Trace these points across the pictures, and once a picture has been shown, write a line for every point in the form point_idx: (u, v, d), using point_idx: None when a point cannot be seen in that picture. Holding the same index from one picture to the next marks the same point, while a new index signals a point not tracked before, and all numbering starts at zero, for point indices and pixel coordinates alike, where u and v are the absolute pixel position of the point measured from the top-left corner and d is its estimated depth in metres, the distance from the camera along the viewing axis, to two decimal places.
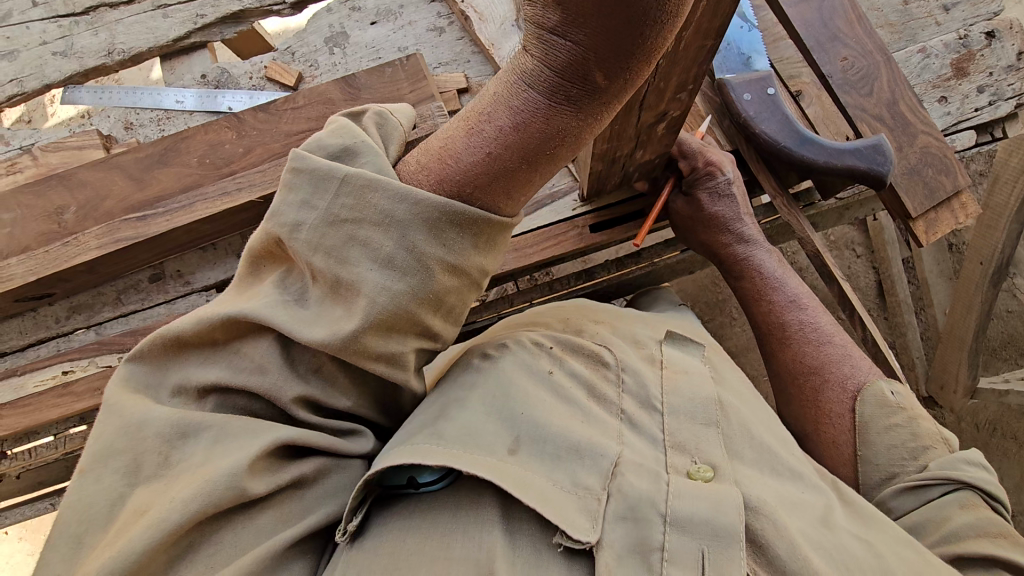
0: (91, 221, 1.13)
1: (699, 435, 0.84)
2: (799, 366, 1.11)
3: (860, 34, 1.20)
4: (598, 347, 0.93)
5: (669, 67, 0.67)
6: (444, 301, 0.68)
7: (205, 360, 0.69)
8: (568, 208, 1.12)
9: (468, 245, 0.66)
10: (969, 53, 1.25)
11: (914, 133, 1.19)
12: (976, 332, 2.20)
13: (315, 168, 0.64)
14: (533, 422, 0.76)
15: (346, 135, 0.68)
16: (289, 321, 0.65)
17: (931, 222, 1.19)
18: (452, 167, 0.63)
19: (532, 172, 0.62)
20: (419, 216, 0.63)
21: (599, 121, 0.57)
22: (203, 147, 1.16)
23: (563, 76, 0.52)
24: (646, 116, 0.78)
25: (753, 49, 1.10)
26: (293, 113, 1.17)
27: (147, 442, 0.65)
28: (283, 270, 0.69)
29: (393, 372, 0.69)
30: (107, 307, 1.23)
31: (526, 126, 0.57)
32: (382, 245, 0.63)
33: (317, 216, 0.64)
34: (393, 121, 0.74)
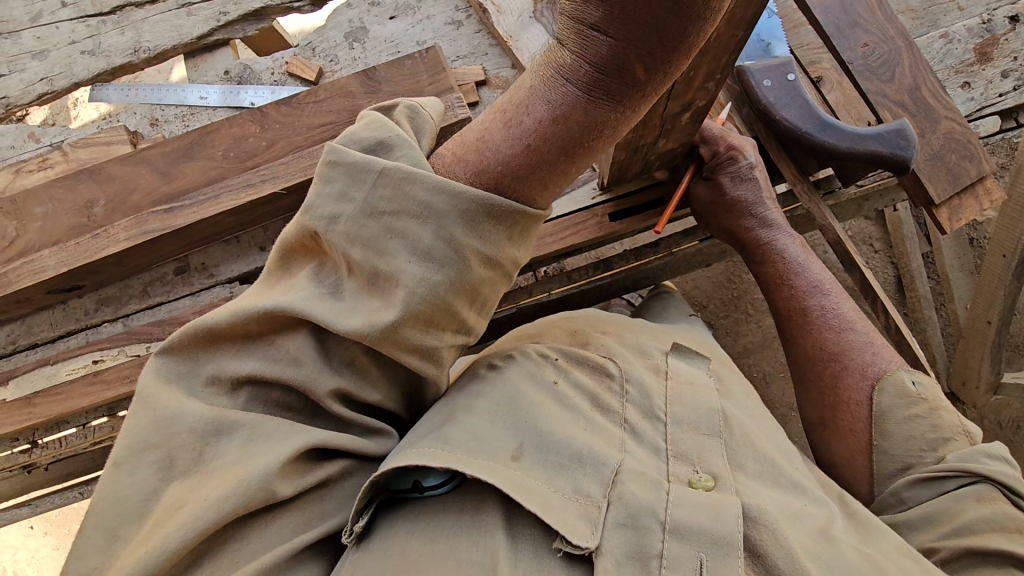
0: (120, 214, 1.16)
1: (702, 444, 0.82)
2: (818, 352, 1.10)
3: (881, 20, 1.20)
4: (603, 358, 0.91)
5: (698, 56, 0.66)
6: (479, 293, 0.68)
7: (241, 352, 0.69)
8: (587, 197, 1.12)
9: (502, 238, 0.65)
10: (993, 38, 1.23)
11: (937, 118, 1.18)
12: (998, 326, 2.18)
13: (350, 162, 0.64)
14: (537, 429, 0.76)
15: (381, 128, 0.67)
16: (329, 312, 0.64)
17: (954, 209, 1.18)
18: (488, 161, 0.62)
19: (569, 165, 0.61)
20: (459, 208, 0.62)
21: (638, 111, 0.56)
22: (228, 141, 1.18)
23: (607, 66, 0.51)
24: (672, 105, 0.77)
25: (773, 35, 1.09)
26: (315, 106, 1.18)
27: (180, 436, 0.65)
28: (319, 264, 0.68)
29: (427, 366, 0.69)
30: (134, 300, 1.26)
31: (567, 117, 0.56)
32: (422, 237, 0.63)
33: (355, 209, 0.63)
34: (425, 116, 0.73)
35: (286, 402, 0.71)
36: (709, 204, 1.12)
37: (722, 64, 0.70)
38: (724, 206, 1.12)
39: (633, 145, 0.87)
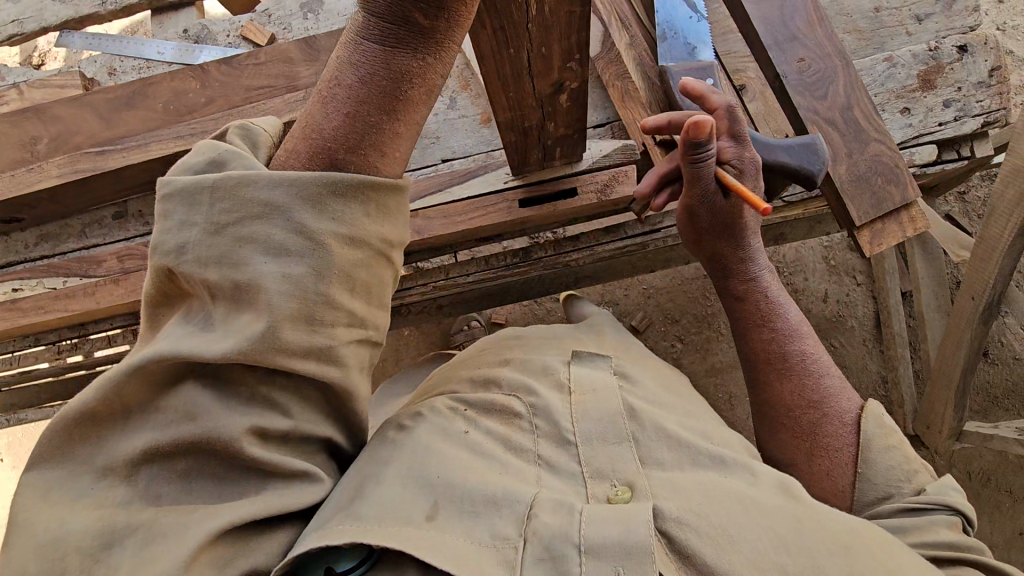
0: (60, 152, 1.22)
1: (614, 457, 0.76)
2: (796, 400, 1.03)
3: (819, 36, 1.19)
4: (508, 397, 0.84)
5: (542, 33, 0.70)
6: (354, 277, 0.59)
7: (121, 431, 0.58)
8: (500, 181, 1.16)
9: (361, 214, 0.58)
10: (938, 65, 1.21)
11: (866, 140, 1.16)
12: (964, 371, 1.94)
13: (182, 188, 0.55)
14: (448, 480, 0.70)
15: (210, 149, 0.58)
16: (198, 345, 0.55)
17: (876, 233, 1.16)
18: (317, 134, 0.56)
19: (397, 128, 0.57)
20: (305, 196, 0.55)
21: (438, 64, 0.57)
22: (168, 93, 1.23)
23: (389, 16, 0.53)
24: (541, 84, 0.82)
25: (699, 40, 1.10)
26: (254, 68, 1.22)
27: (64, 562, 0.53)
28: (183, 308, 0.58)
29: (327, 370, 0.59)
30: (71, 239, 1.30)
31: (373, 74, 0.55)
32: (273, 235, 0.55)
33: (198, 232, 0.54)
34: (259, 128, 0.64)
35: (189, 472, 0.59)
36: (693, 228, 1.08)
37: (575, 44, 0.74)
38: (715, 229, 1.06)
39: (520, 126, 0.90)
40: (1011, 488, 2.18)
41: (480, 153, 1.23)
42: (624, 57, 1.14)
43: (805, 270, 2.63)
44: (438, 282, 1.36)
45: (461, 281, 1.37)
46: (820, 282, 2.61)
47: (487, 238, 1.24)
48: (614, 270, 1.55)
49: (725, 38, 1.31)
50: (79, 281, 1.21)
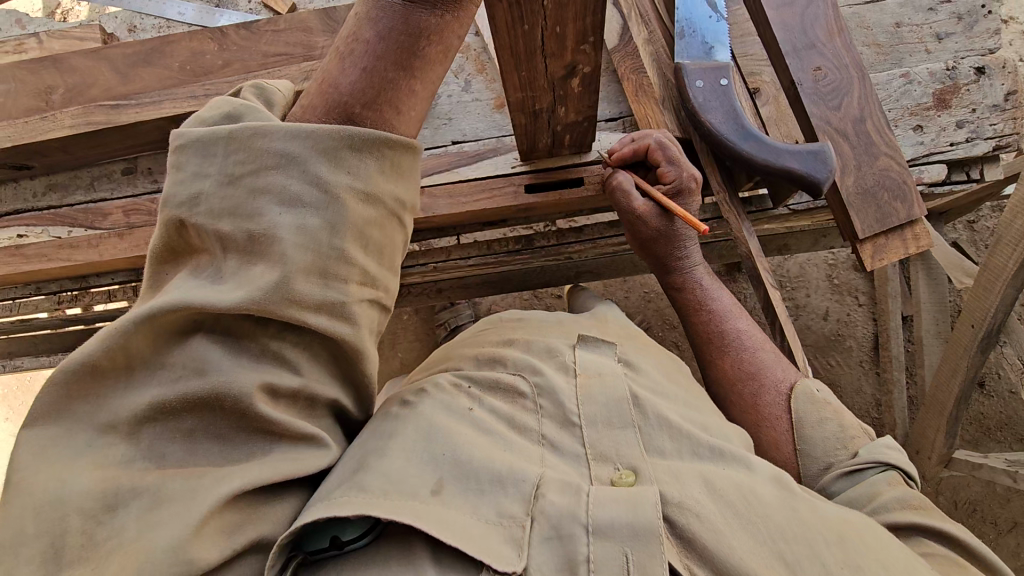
0: (75, 103, 1.23)
1: (618, 440, 0.82)
2: (734, 378, 1.10)
3: (838, 47, 1.19)
4: (514, 375, 0.89)
5: (557, 8, 0.70)
6: (367, 236, 0.60)
7: (126, 388, 0.56)
8: (508, 165, 1.16)
9: (375, 170, 0.59)
10: (955, 85, 1.20)
11: (876, 154, 1.16)
12: (958, 400, 1.93)
13: (197, 139, 0.55)
14: (453, 457, 0.73)
15: (224, 105, 0.58)
16: (208, 296, 0.54)
17: (879, 247, 1.16)
18: (335, 89, 0.57)
19: (413, 85, 0.58)
20: (320, 148, 0.56)
21: (455, 22, 0.57)
22: (186, 53, 1.24)
23: None
24: (555, 65, 0.83)
25: (717, 40, 1.10)
26: (272, 35, 1.23)
27: (66, 521, 0.51)
28: (191, 265, 0.58)
29: (336, 327, 0.59)
30: (80, 190, 1.29)
31: (392, 30, 0.55)
32: (287, 186, 0.55)
33: (214, 182, 0.54)
34: (273, 90, 0.65)
35: (194, 432, 0.58)
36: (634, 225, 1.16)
37: (590, 25, 0.75)
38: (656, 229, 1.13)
39: (531, 108, 0.91)
40: (996, 520, 2.16)
41: (491, 137, 1.22)
42: (641, 51, 1.15)
43: (807, 286, 2.62)
44: (442, 264, 1.37)
45: (463, 265, 1.37)
46: (822, 300, 2.60)
47: (493, 222, 1.25)
48: (617, 267, 1.56)
49: (743, 40, 1.30)
50: (83, 232, 1.22)
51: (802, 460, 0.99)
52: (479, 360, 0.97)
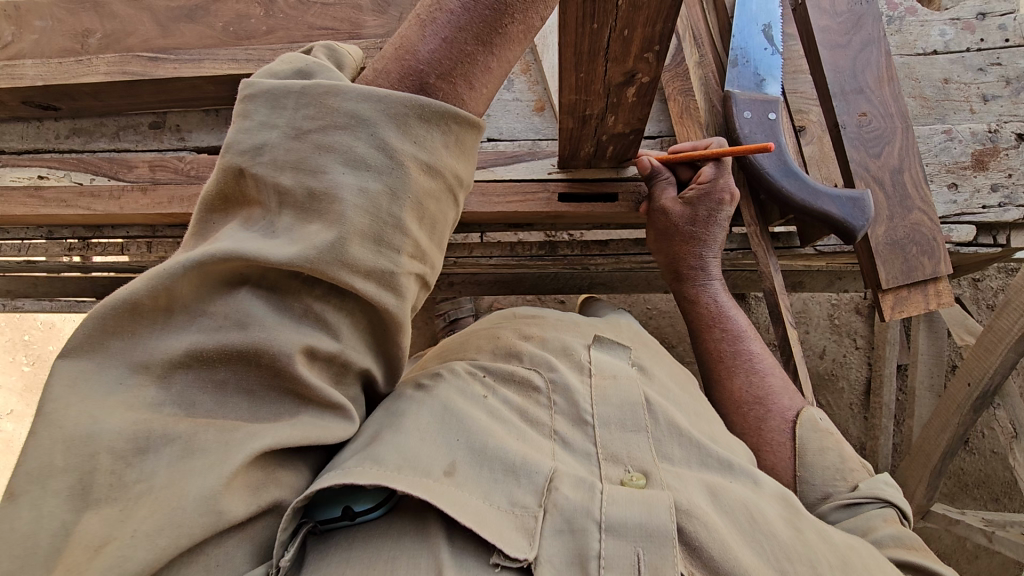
0: (110, 50, 1.20)
1: (630, 444, 0.82)
2: (740, 399, 1.10)
3: (886, 95, 1.19)
4: (529, 370, 0.90)
5: (631, 12, 0.68)
6: (424, 209, 0.58)
7: (163, 329, 0.55)
8: (544, 171, 1.15)
9: (441, 144, 0.57)
10: (995, 148, 1.21)
11: (909, 207, 1.16)
12: (943, 455, 1.93)
13: (268, 90, 0.54)
14: (469, 444, 0.73)
15: (297, 61, 0.57)
16: (262, 249, 0.52)
17: (900, 300, 1.15)
18: (413, 56, 0.56)
19: (490, 60, 0.58)
20: (390, 113, 0.55)
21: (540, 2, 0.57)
22: (230, 15, 1.22)
23: None
24: (614, 71, 0.81)
25: (770, 72, 1.10)
26: (321, 8, 1.22)
27: (94, 460, 0.50)
28: (243, 215, 0.56)
29: (383, 296, 0.57)
30: (104, 139, 1.27)
31: (476, 4, 0.55)
32: (354, 147, 0.54)
33: (280, 134, 0.53)
34: (344, 52, 0.64)
35: (225, 385, 0.57)
36: (665, 225, 1.12)
37: (658, 34, 0.73)
38: (678, 229, 1.12)
39: (581, 113, 0.90)
40: None
41: (527, 139, 1.22)
42: (691, 74, 1.14)
43: (808, 322, 2.62)
44: (461, 258, 1.36)
45: (483, 261, 1.35)
46: (821, 338, 2.61)
47: (520, 224, 1.23)
48: (629, 281, 1.57)
49: (794, 76, 1.30)
50: (106, 181, 1.18)
51: (800, 486, 0.98)
52: (495, 354, 0.97)
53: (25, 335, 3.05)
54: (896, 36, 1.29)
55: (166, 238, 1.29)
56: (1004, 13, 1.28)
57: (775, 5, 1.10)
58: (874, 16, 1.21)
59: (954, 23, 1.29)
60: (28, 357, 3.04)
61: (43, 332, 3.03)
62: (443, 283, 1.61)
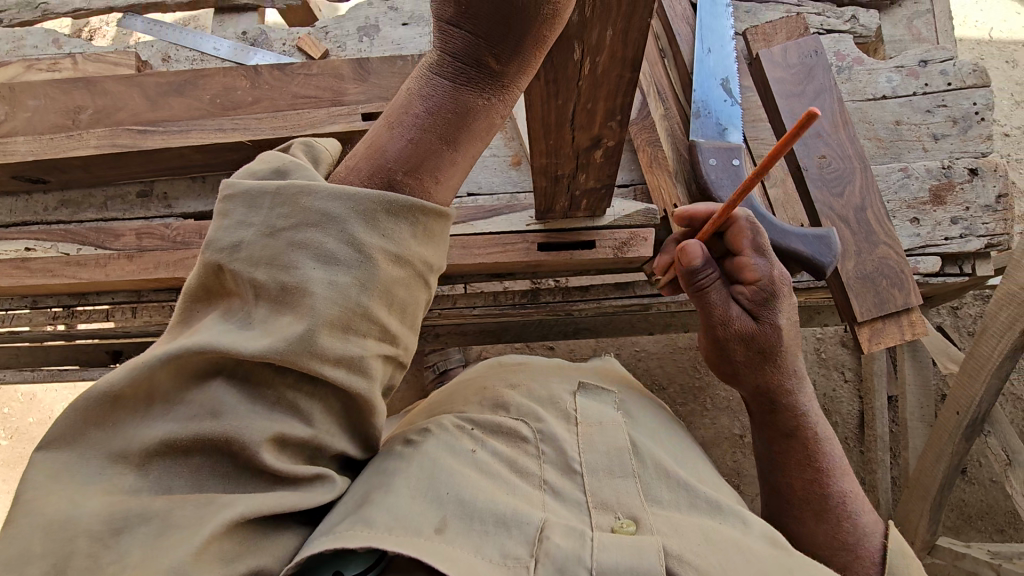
0: (101, 124, 1.25)
1: (619, 490, 0.82)
2: (828, 540, 0.86)
3: (842, 138, 1.26)
4: (516, 421, 0.90)
5: (591, 88, 0.72)
6: (393, 295, 0.59)
7: (141, 419, 0.55)
8: (522, 222, 1.18)
9: (408, 234, 0.59)
10: (949, 183, 1.28)
11: (876, 242, 1.21)
12: (941, 486, 1.91)
13: (246, 190, 0.56)
14: (458, 497, 0.73)
15: (275, 159, 0.60)
16: (236, 342, 0.54)
17: (876, 332, 1.18)
18: (381, 155, 0.58)
19: (456, 157, 0.59)
20: (359, 210, 0.56)
21: (503, 104, 0.58)
22: (218, 88, 1.27)
23: (461, 60, 0.54)
24: (580, 136, 0.85)
25: (730, 122, 1.16)
26: (305, 78, 1.28)
27: (72, 543, 0.50)
28: (223, 306, 0.58)
29: (354, 381, 0.58)
30: (92, 209, 1.31)
31: (437, 109, 0.56)
32: (324, 242, 0.55)
33: (255, 232, 0.55)
34: (321, 147, 0.66)
35: (204, 462, 0.57)
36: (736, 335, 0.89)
37: (619, 105, 0.77)
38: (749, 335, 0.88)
39: (552, 172, 0.94)
40: None
41: (505, 193, 1.27)
42: (657, 127, 1.21)
43: None
44: (445, 309, 1.38)
45: (467, 312, 1.38)
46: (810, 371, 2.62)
47: (503, 275, 1.26)
48: (613, 325, 1.60)
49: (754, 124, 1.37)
50: (94, 250, 1.20)
51: None
52: (482, 404, 0.97)
53: (4, 408, 2.97)
54: (847, 83, 1.37)
55: (150, 302, 1.29)
56: (945, 59, 1.36)
57: (729, 62, 1.20)
58: (824, 67, 1.29)
59: (898, 70, 1.37)
60: (6, 431, 2.96)
61: (24, 404, 2.96)
62: (430, 335, 1.62)
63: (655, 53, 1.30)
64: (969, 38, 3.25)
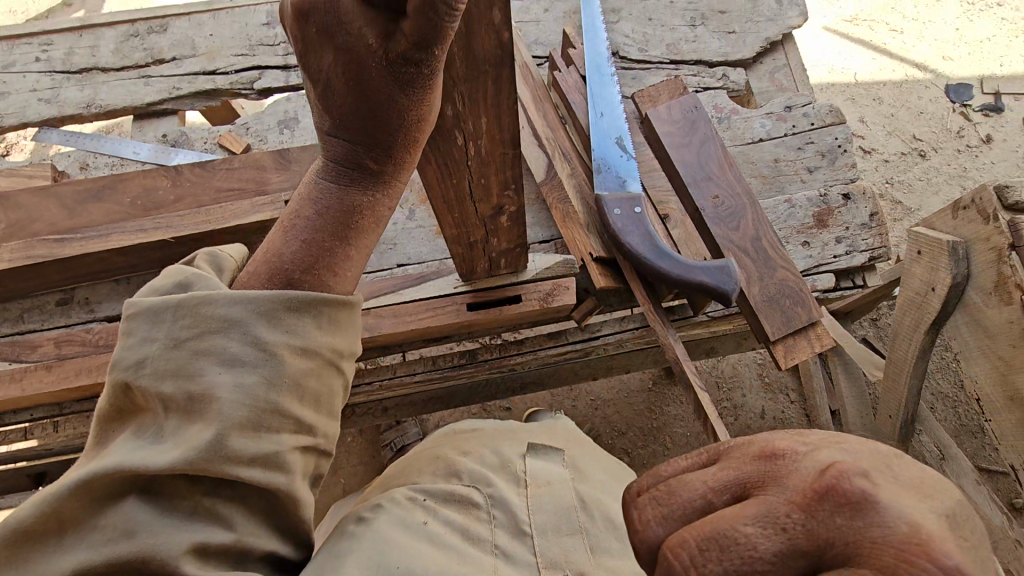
0: (15, 237, 1.24)
1: (567, 546, 0.86)
2: None
3: (730, 178, 1.40)
4: (469, 488, 0.91)
5: (479, 167, 0.79)
6: (305, 386, 0.61)
7: (56, 549, 0.54)
8: (450, 285, 1.24)
9: (313, 327, 0.62)
10: (828, 208, 1.44)
11: (774, 266, 1.33)
12: None
13: (149, 306, 0.58)
14: (409, 572, 0.72)
15: (178, 273, 0.63)
16: (148, 457, 0.55)
17: (789, 347, 1.28)
18: (278, 257, 0.62)
19: (350, 250, 0.64)
20: (260, 311, 0.59)
21: (388, 199, 0.64)
22: (137, 190, 1.30)
23: (343, 166, 0.60)
24: (483, 207, 0.90)
25: (628, 174, 1.29)
26: (227, 172, 1.32)
27: None
28: (135, 422, 0.59)
29: (272, 477, 0.59)
30: (6, 323, 1.27)
31: (326, 210, 0.61)
32: (229, 347, 0.57)
33: (160, 345, 0.57)
34: (225, 255, 0.69)
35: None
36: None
37: (510, 177, 0.83)
38: None
39: (466, 241, 1.00)
40: None
41: (433, 260, 1.33)
42: (565, 185, 1.32)
43: (741, 387, 2.87)
44: (386, 381, 1.38)
45: (409, 381, 1.39)
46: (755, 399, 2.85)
47: (439, 338, 1.29)
48: (557, 376, 1.64)
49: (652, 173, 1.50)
50: (8, 365, 1.18)
51: None
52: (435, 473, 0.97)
53: None
54: (728, 131, 1.53)
55: (76, 415, 1.24)
56: (805, 103, 1.56)
57: (620, 122, 1.34)
58: (705, 119, 1.45)
59: (770, 116, 1.55)
60: None
61: None
62: (377, 410, 1.60)
63: (557, 119, 1.43)
64: (840, 81, 3.66)
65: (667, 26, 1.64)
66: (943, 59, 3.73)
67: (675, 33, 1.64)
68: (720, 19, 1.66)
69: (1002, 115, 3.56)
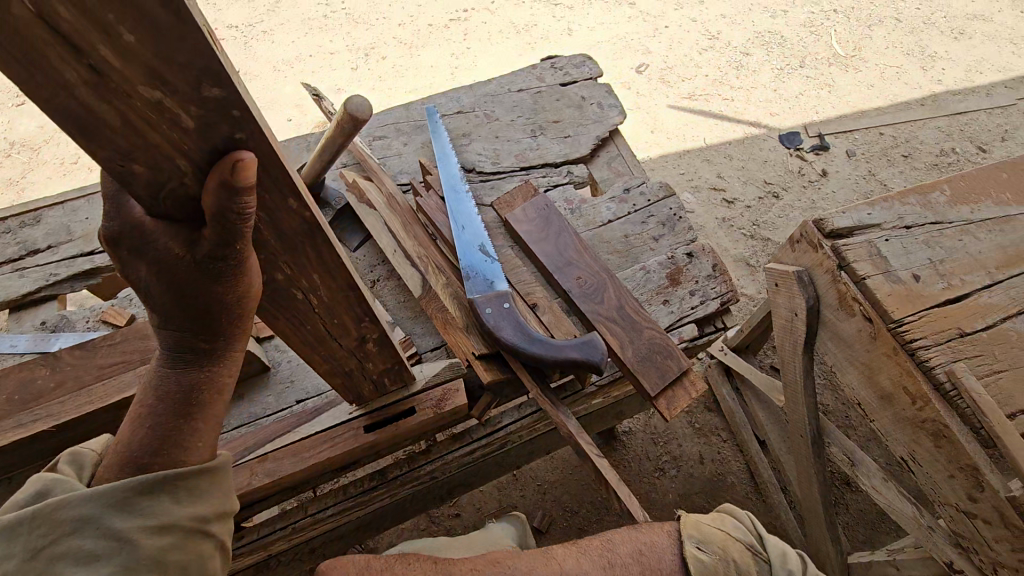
0: None
1: None
2: None
3: (587, 259, 1.58)
4: None
5: (326, 305, 0.94)
6: (164, 559, 0.80)
7: None
8: (345, 412, 1.29)
9: (164, 503, 0.80)
10: (678, 268, 1.64)
11: (641, 328, 1.48)
12: (822, 500, 2.32)
13: (5, 523, 0.76)
14: None
15: (37, 483, 0.81)
16: None
17: (670, 399, 1.42)
18: (129, 448, 0.80)
19: (194, 424, 0.81)
20: (114, 505, 0.78)
21: (224, 374, 0.81)
22: (15, 384, 1.29)
23: (176, 364, 0.79)
24: (346, 339, 1.03)
25: (494, 275, 1.43)
26: (109, 347, 1.34)
27: None
28: None
29: None
30: None
31: (167, 394, 0.79)
32: (84, 545, 0.76)
33: (16, 560, 0.74)
34: (85, 452, 0.87)
35: None
36: None
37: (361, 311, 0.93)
38: None
39: (342, 368, 1.11)
40: None
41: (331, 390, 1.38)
42: (441, 295, 1.43)
43: (677, 437, 3.04)
44: (303, 521, 1.38)
45: (325, 517, 1.38)
46: (691, 446, 3.01)
47: (345, 466, 1.32)
48: (481, 474, 1.67)
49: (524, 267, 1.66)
50: None
51: None
52: None
53: None
54: (581, 219, 1.72)
55: None
56: (639, 183, 1.80)
57: (479, 230, 1.50)
58: (557, 213, 1.65)
59: (614, 199, 1.77)
60: None
61: None
62: (304, 553, 1.56)
63: (425, 236, 1.57)
64: (694, 147, 4.16)
65: (511, 140, 1.86)
66: (772, 115, 4.35)
67: (519, 145, 1.85)
68: (555, 127, 1.89)
69: (830, 152, 4.17)
